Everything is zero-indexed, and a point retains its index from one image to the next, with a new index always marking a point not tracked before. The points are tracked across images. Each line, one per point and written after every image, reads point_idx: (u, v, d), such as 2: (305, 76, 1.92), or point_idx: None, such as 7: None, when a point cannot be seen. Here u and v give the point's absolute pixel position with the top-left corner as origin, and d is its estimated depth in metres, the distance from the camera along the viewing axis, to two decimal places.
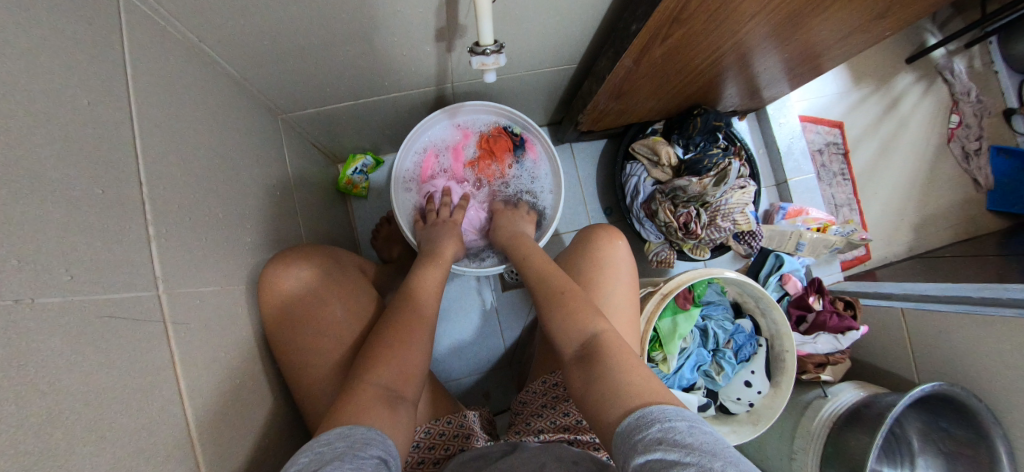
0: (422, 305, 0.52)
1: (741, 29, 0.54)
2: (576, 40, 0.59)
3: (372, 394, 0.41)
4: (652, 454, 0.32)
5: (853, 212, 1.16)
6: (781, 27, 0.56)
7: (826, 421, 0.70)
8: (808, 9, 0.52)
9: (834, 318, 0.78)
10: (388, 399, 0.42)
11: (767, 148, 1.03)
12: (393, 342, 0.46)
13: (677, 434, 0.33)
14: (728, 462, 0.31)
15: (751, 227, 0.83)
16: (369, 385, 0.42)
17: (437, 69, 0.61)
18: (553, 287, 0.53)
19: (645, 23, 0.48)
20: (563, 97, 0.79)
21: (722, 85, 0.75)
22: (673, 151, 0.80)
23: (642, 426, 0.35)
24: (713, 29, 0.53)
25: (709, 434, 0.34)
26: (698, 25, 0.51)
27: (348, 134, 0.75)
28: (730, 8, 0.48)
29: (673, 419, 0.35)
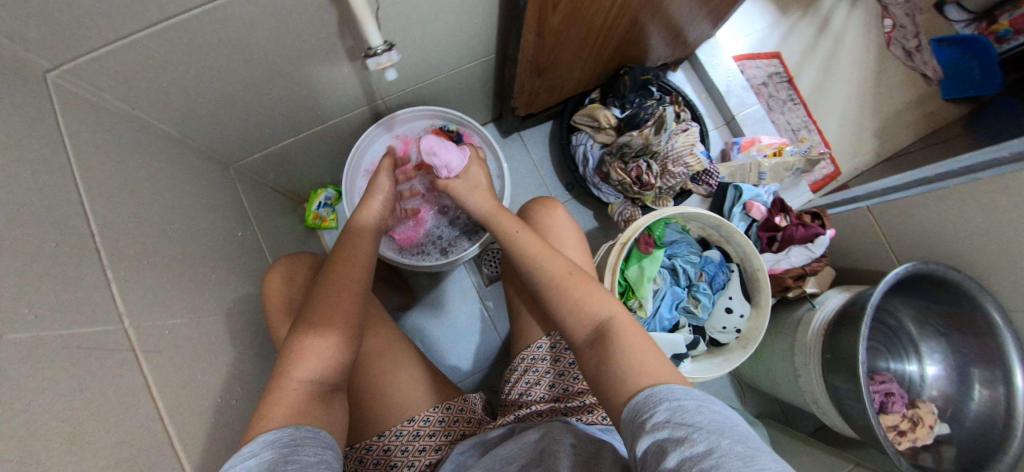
0: (343, 296, 0.48)
1: None
2: (484, 31, 0.64)
3: (301, 392, 0.41)
4: (660, 433, 0.33)
5: (812, 134, 1.17)
6: None
7: (819, 331, 0.72)
8: None
9: (800, 229, 0.78)
10: (320, 394, 0.42)
11: (708, 92, 1.06)
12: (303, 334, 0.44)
13: (683, 415, 0.34)
14: (735, 439, 0.32)
15: (704, 167, 0.85)
16: (297, 382, 0.41)
17: (362, 89, 0.65)
18: (557, 268, 0.52)
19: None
20: (494, 87, 0.83)
21: (639, 39, 0.79)
22: (610, 113, 0.83)
23: (650, 406, 0.36)
24: None
25: (717, 413, 0.34)
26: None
27: (302, 171, 0.79)
28: None
29: (681, 400, 0.35)
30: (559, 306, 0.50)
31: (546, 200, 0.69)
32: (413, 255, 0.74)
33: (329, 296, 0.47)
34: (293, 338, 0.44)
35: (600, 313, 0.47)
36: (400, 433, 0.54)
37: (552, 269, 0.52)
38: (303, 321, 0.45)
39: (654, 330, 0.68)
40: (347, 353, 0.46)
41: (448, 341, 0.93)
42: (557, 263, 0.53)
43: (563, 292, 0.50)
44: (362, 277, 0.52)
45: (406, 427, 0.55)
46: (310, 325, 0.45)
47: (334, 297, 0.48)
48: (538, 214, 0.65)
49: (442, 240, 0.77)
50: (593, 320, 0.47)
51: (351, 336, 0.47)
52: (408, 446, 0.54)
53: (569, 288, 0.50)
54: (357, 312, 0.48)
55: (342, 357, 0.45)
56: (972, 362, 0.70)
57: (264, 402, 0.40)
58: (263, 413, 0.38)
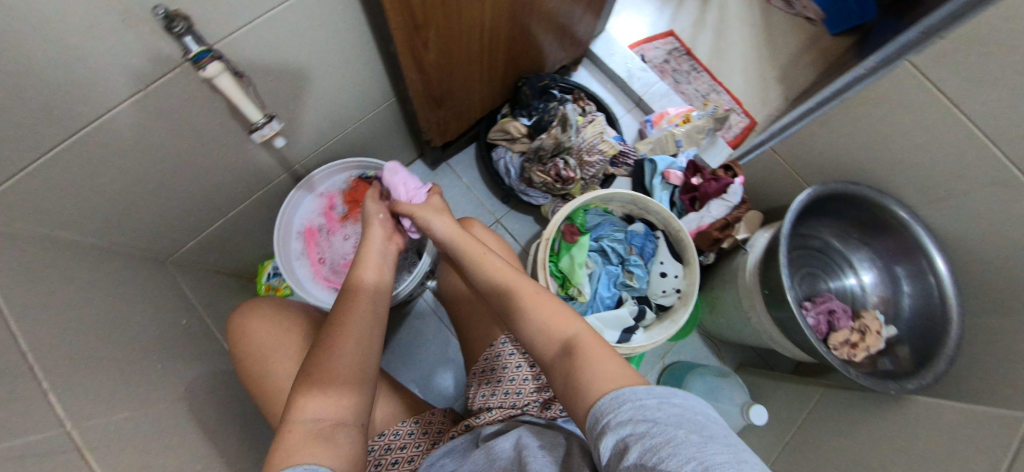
0: (347, 340, 0.50)
1: (481, 10, 0.66)
2: (374, 80, 0.70)
3: (305, 431, 0.41)
4: (623, 431, 0.33)
5: (721, 95, 1.23)
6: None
7: (754, 271, 0.75)
8: None
9: (713, 184, 0.82)
10: (324, 432, 0.42)
11: (612, 81, 1.13)
12: (312, 379, 0.46)
13: (643, 415, 0.33)
14: (696, 430, 0.31)
15: (617, 149, 0.91)
16: (297, 423, 0.42)
17: (275, 159, 0.70)
18: (525, 288, 0.53)
19: (397, 44, 0.59)
20: (407, 128, 0.88)
21: (523, 53, 0.87)
22: (519, 123, 0.89)
23: (614, 406, 0.35)
24: (460, 22, 0.64)
25: (680, 407, 0.33)
26: (449, 25, 0.63)
27: (241, 248, 0.83)
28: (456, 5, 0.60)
29: (642, 399, 0.34)
30: (529, 324, 0.49)
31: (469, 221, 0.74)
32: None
33: (335, 340, 0.49)
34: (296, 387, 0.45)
35: (566, 331, 0.47)
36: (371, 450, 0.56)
37: (523, 294, 0.52)
38: (308, 368, 0.47)
39: (597, 311, 0.72)
40: (358, 391, 0.47)
41: (426, 374, 0.95)
42: (524, 284, 0.53)
43: (530, 311, 0.50)
44: (369, 320, 0.53)
45: (377, 442, 0.57)
46: (316, 371, 0.46)
47: (340, 341, 0.49)
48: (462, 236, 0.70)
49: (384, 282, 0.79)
50: (560, 338, 0.47)
51: (360, 378, 0.48)
52: (378, 459, 0.56)
53: (536, 308, 0.50)
54: (362, 356, 0.50)
55: (354, 395, 0.46)
56: (897, 260, 0.76)
57: (275, 449, 0.40)
58: (275, 458, 0.39)
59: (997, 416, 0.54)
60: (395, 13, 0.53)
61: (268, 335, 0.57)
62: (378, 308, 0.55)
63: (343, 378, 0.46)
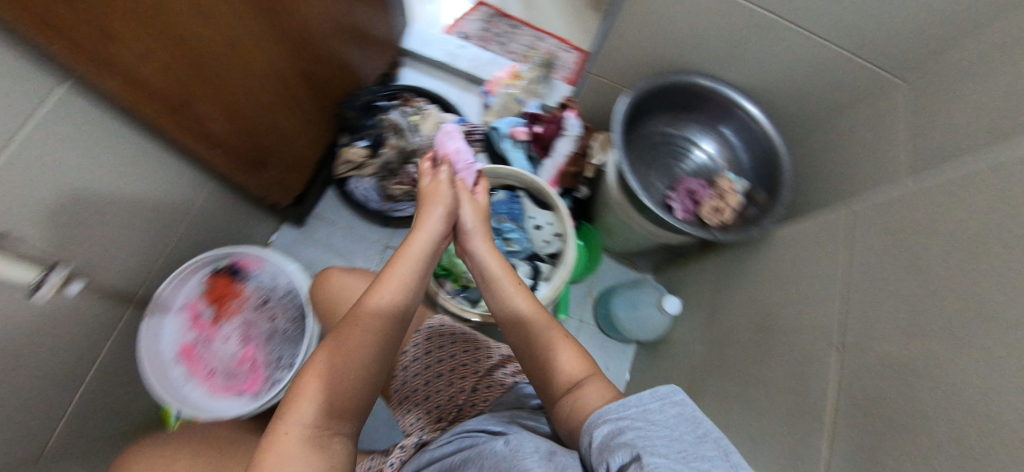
0: (366, 328, 0.46)
1: (254, 69, 0.65)
2: (169, 171, 0.66)
3: (298, 437, 0.38)
4: (620, 426, 0.35)
5: (547, 43, 1.25)
6: (282, 41, 0.68)
7: (616, 187, 0.79)
8: (277, 24, 0.65)
9: (552, 125, 0.85)
10: (315, 437, 0.39)
11: (439, 68, 1.13)
12: (323, 369, 0.42)
13: (643, 415, 0.36)
14: (691, 431, 0.35)
15: (461, 131, 0.92)
16: (293, 426, 0.38)
17: (104, 296, 0.63)
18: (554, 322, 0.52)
19: (164, 129, 0.58)
20: (244, 199, 0.84)
21: (328, 83, 0.85)
22: (356, 148, 0.88)
23: (614, 408, 0.38)
24: (234, 87, 0.64)
25: (677, 408, 0.36)
26: (218, 90, 0.61)
27: (123, 401, 0.75)
28: (215, 74, 0.59)
29: (646, 401, 0.37)
30: (550, 354, 0.49)
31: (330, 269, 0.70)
32: (264, 392, 0.68)
33: (358, 327, 0.46)
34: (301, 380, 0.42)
35: (581, 372, 0.47)
36: None
37: (545, 330, 0.51)
38: (323, 352, 0.44)
39: None
40: (368, 396, 0.44)
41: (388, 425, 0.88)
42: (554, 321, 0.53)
43: (555, 346, 0.49)
44: (394, 324, 0.48)
45: None
46: (338, 360, 0.43)
47: (362, 330, 0.46)
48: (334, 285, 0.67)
49: (286, 360, 0.72)
50: (570, 374, 0.47)
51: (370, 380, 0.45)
52: None
53: (556, 344, 0.50)
54: (377, 361, 0.46)
55: (363, 398, 0.44)
56: (722, 123, 0.85)
57: (262, 450, 0.38)
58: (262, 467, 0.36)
59: (830, 217, 0.63)
60: (137, 100, 0.52)
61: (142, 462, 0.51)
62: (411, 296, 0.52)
63: (355, 371, 0.43)
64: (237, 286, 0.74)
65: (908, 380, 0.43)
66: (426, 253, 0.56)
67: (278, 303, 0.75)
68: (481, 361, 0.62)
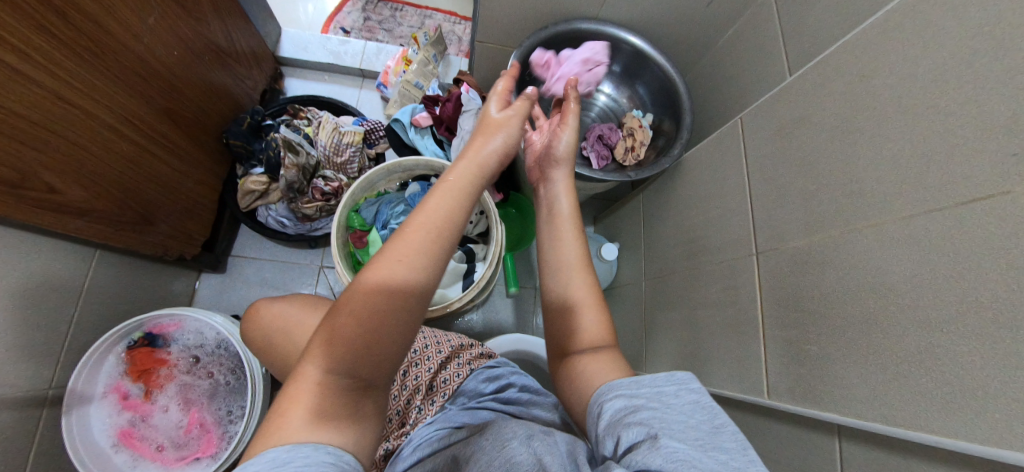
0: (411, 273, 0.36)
1: (101, 126, 0.59)
2: (29, 253, 0.59)
3: (323, 394, 0.32)
4: (634, 403, 0.36)
5: (433, 17, 1.19)
6: (124, 86, 0.61)
7: None
8: (106, 70, 0.58)
9: (450, 105, 0.83)
10: (345, 396, 0.32)
11: (326, 72, 1.08)
12: (358, 311, 0.34)
13: (658, 397, 0.37)
14: (704, 419, 0.35)
15: (361, 131, 0.88)
16: (321, 376, 0.32)
17: (9, 406, 0.58)
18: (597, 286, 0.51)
19: (16, 218, 0.53)
20: (144, 259, 0.78)
21: (199, 113, 0.79)
22: (255, 177, 0.83)
23: (629, 386, 0.39)
24: (87, 152, 0.58)
25: (693, 396, 0.37)
26: (65, 156, 0.55)
27: None
28: (57, 145, 0.54)
29: (663, 383, 0.38)
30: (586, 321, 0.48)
31: (254, 305, 0.65)
32: (222, 451, 0.65)
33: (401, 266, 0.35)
34: (321, 332, 0.34)
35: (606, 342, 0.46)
36: None
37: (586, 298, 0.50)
38: (364, 290, 0.34)
39: None
40: (405, 347, 0.36)
41: None
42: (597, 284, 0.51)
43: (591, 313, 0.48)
44: (422, 297, 0.36)
45: None
46: (381, 297, 0.34)
47: (406, 265, 0.35)
48: (260, 322, 0.62)
49: (237, 411, 0.70)
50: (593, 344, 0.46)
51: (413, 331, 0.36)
52: None
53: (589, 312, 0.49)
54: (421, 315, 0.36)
55: (399, 352, 0.35)
56: (614, 61, 0.86)
57: (284, 394, 0.32)
58: (274, 425, 0.30)
59: (725, 132, 0.66)
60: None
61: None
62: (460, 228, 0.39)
63: (391, 325, 0.34)
64: (158, 353, 0.69)
65: (816, 273, 0.47)
66: (478, 183, 0.43)
67: (210, 358, 0.71)
68: (431, 357, 0.58)
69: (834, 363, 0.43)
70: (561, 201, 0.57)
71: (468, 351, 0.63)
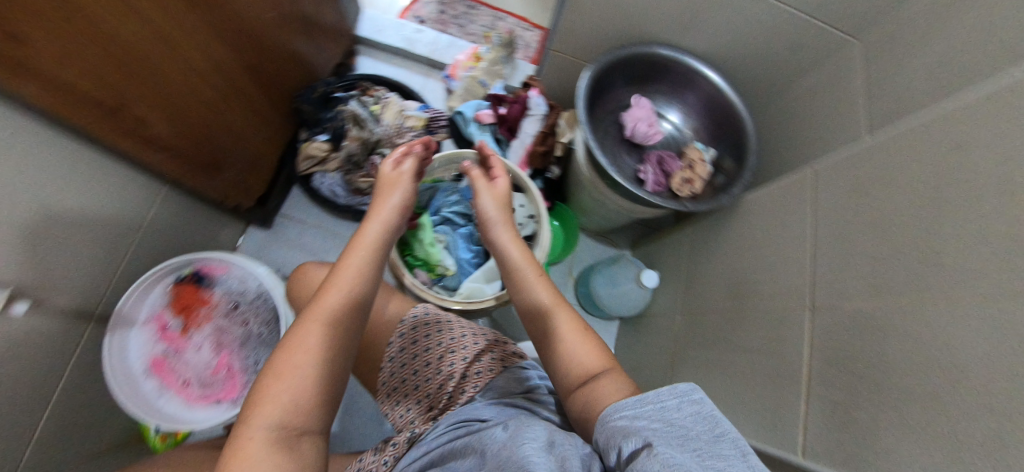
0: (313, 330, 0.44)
1: (194, 68, 0.62)
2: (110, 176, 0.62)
3: (263, 440, 0.36)
4: (636, 421, 0.34)
5: (505, 21, 1.20)
6: (224, 37, 0.64)
7: (584, 162, 0.79)
8: (214, 21, 0.61)
9: (516, 106, 0.85)
10: (283, 440, 0.37)
11: (397, 56, 1.11)
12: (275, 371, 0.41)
13: (660, 412, 0.34)
14: (707, 431, 0.32)
15: (424, 118, 0.90)
16: (256, 430, 0.37)
17: (60, 315, 0.61)
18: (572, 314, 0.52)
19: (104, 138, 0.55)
20: (203, 202, 0.82)
21: (280, 72, 0.82)
22: (318, 143, 0.85)
23: (632, 403, 0.36)
24: (176, 89, 0.61)
25: (695, 407, 0.34)
26: (156, 89, 0.58)
27: (101, 419, 0.73)
28: (153, 78, 0.56)
29: (665, 397, 0.35)
30: (565, 351, 0.48)
31: (302, 266, 0.68)
32: (242, 398, 0.67)
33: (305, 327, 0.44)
34: (258, 386, 0.40)
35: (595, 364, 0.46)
36: None
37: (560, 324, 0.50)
38: (278, 352, 0.42)
39: (471, 270, 0.75)
40: (328, 388, 0.42)
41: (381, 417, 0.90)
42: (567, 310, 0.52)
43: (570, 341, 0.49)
44: (341, 339, 0.45)
45: None
46: (295, 352, 0.42)
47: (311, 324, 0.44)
48: (306, 280, 0.65)
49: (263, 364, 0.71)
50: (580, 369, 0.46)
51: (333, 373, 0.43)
52: None
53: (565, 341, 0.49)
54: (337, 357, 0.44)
55: (324, 394, 0.42)
56: (686, 91, 0.85)
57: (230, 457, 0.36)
58: None
59: (798, 180, 0.64)
60: (66, 106, 0.49)
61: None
62: (361, 287, 0.49)
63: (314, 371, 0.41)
64: (202, 292, 0.72)
65: (879, 340, 0.45)
66: (377, 245, 0.53)
67: (247, 307, 0.73)
68: (467, 346, 0.60)
69: (882, 435, 0.41)
70: (507, 246, 0.60)
71: (503, 347, 0.62)
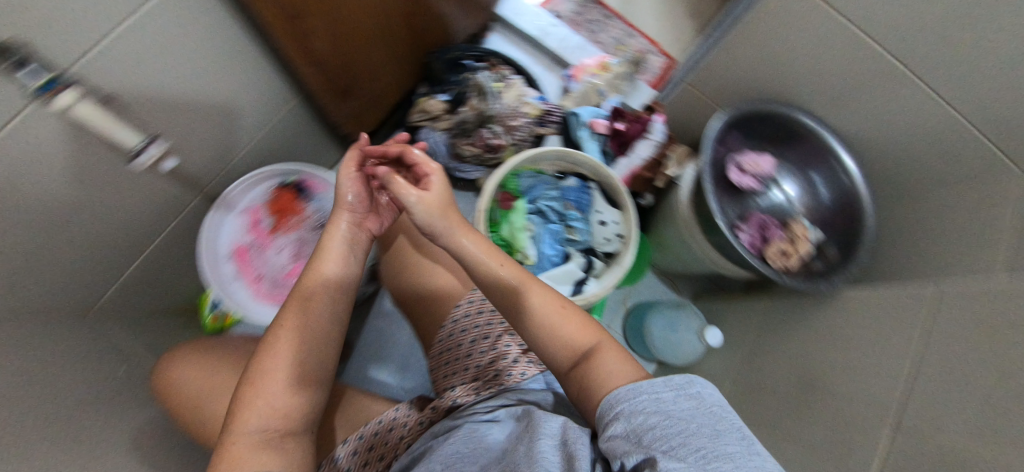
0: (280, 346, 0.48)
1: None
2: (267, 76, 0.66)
3: (248, 441, 0.42)
4: (636, 419, 0.34)
5: (635, 39, 1.16)
6: None
7: (687, 201, 0.78)
8: None
9: (636, 126, 0.85)
10: (267, 440, 0.43)
11: (525, 42, 1.11)
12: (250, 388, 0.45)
13: (657, 407, 0.34)
14: (704, 422, 0.32)
15: (541, 109, 0.89)
16: (240, 435, 0.43)
17: (178, 181, 0.65)
18: (552, 300, 0.49)
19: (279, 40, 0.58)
20: (321, 123, 0.86)
21: (429, 25, 0.84)
22: (436, 100, 0.88)
23: (628, 398, 0.36)
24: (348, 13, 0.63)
25: (693, 400, 0.34)
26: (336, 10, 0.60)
27: (174, 283, 0.79)
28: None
29: (659, 389, 0.35)
30: (549, 341, 0.47)
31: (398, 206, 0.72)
32: None
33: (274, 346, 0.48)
34: (242, 393, 0.45)
35: (584, 344, 0.46)
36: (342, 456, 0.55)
37: (540, 316, 0.48)
38: (252, 374, 0.46)
39: (547, 269, 0.74)
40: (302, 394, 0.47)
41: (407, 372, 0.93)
42: (542, 296, 0.49)
43: (556, 327, 0.47)
44: (309, 350, 0.49)
45: (345, 448, 0.56)
46: (270, 363, 0.47)
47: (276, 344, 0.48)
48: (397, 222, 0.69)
49: None
50: (570, 353, 0.46)
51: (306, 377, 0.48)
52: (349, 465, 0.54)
53: (551, 329, 0.47)
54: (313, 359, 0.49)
55: (298, 402, 0.47)
56: (813, 166, 0.81)
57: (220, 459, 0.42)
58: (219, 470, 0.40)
59: (913, 290, 0.60)
60: (275, 20, 0.54)
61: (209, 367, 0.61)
62: (332, 298, 0.52)
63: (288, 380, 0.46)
64: (298, 203, 0.76)
65: None
66: (341, 253, 0.54)
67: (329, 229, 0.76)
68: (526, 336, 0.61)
69: None
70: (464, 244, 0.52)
71: None
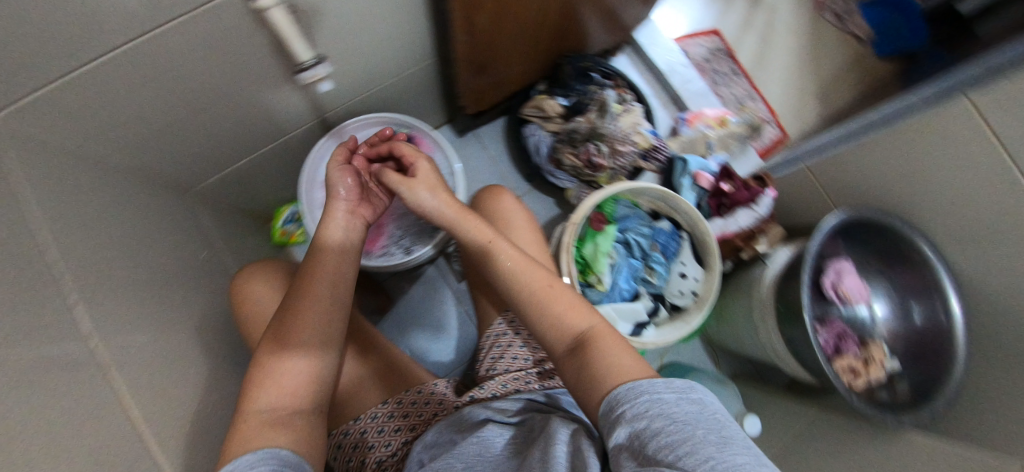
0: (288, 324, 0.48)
1: None
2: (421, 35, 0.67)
3: (259, 419, 0.42)
4: (640, 422, 0.32)
5: (756, 103, 1.13)
6: None
7: (770, 283, 0.75)
8: None
9: (744, 192, 0.83)
10: (278, 418, 0.43)
11: (650, 72, 1.10)
12: (263, 371, 0.46)
13: (661, 407, 0.32)
14: (710, 427, 0.30)
15: (651, 142, 0.88)
16: (251, 412, 0.42)
17: (308, 103, 0.67)
18: (540, 281, 0.51)
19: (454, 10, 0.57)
20: (442, 90, 0.88)
21: (575, 29, 0.84)
22: (555, 103, 0.89)
23: (629, 398, 0.35)
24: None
25: (695, 404, 0.32)
26: None
27: (263, 190, 0.83)
28: None
29: (661, 390, 0.34)
30: (540, 321, 0.48)
31: (495, 188, 0.74)
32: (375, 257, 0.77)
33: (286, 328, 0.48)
34: (257, 370, 0.46)
35: (577, 325, 0.46)
36: (375, 415, 0.56)
37: (533, 297, 0.49)
38: (267, 358, 0.46)
39: (615, 301, 0.73)
40: (310, 370, 0.47)
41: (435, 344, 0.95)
42: (535, 275, 0.51)
43: (547, 308, 0.48)
44: (315, 329, 0.49)
45: (381, 408, 0.57)
46: (283, 339, 0.47)
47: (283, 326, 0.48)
48: (488, 203, 0.70)
49: (403, 241, 0.81)
50: (568, 333, 0.46)
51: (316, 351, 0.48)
52: (382, 427, 0.55)
53: (541, 310, 0.48)
54: (326, 335, 0.50)
55: (305, 381, 0.47)
56: (914, 298, 0.76)
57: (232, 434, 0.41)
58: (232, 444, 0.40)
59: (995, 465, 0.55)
60: None
61: (266, 290, 0.63)
62: (340, 275, 0.53)
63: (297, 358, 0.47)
64: None
65: None
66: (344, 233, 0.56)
67: None
68: None
69: None
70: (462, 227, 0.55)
71: None
